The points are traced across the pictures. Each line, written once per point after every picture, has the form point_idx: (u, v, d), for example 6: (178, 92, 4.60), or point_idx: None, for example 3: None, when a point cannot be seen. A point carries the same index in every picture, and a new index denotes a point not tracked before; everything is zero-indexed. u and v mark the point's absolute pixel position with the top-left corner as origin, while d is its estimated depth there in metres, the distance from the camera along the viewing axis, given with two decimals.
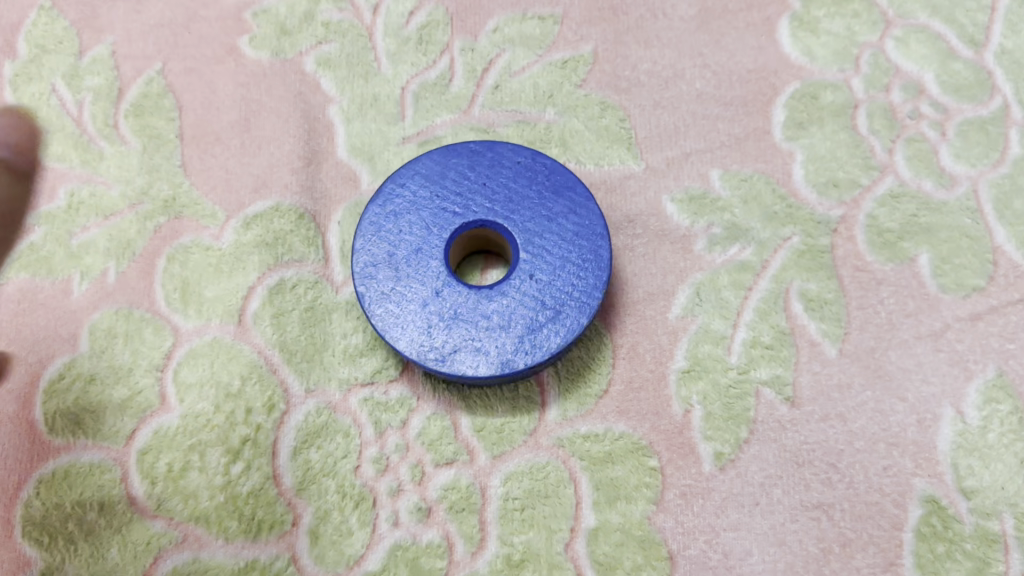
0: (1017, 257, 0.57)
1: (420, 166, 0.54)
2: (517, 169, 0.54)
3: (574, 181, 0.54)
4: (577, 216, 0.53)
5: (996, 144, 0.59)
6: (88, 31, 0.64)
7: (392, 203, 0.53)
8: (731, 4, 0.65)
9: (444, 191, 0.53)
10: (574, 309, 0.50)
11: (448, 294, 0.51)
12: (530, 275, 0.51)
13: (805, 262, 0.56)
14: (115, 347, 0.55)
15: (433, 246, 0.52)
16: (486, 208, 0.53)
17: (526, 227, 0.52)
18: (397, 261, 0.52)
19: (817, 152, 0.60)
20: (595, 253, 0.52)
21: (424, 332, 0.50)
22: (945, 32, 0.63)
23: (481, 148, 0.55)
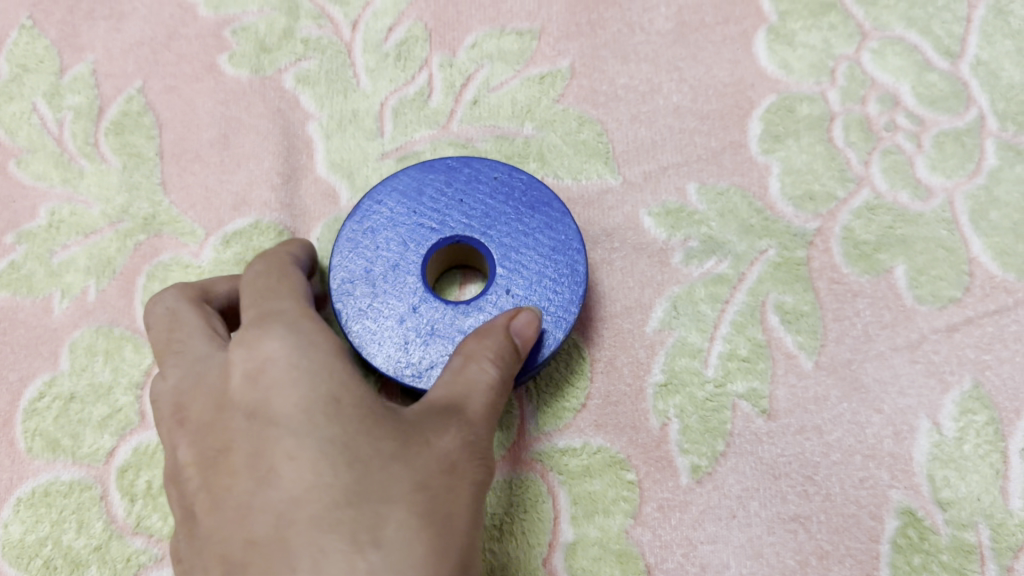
0: (993, 268, 0.57)
1: (397, 182, 0.54)
2: (494, 185, 0.54)
3: (551, 196, 0.54)
4: (553, 231, 0.53)
5: (972, 155, 0.60)
6: (69, 50, 0.64)
7: (369, 218, 0.53)
8: (708, 17, 0.65)
9: (420, 208, 0.53)
10: (550, 324, 0.51)
11: (424, 309, 0.51)
12: (506, 290, 0.51)
13: (781, 275, 0.57)
14: (95, 365, 0.56)
15: (410, 261, 0.52)
16: (463, 223, 0.53)
17: (502, 243, 0.52)
18: (374, 277, 0.52)
19: (794, 165, 0.60)
20: (571, 268, 0.52)
21: (402, 347, 0.50)
22: (920, 43, 0.63)
23: (457, 163, 0.55)
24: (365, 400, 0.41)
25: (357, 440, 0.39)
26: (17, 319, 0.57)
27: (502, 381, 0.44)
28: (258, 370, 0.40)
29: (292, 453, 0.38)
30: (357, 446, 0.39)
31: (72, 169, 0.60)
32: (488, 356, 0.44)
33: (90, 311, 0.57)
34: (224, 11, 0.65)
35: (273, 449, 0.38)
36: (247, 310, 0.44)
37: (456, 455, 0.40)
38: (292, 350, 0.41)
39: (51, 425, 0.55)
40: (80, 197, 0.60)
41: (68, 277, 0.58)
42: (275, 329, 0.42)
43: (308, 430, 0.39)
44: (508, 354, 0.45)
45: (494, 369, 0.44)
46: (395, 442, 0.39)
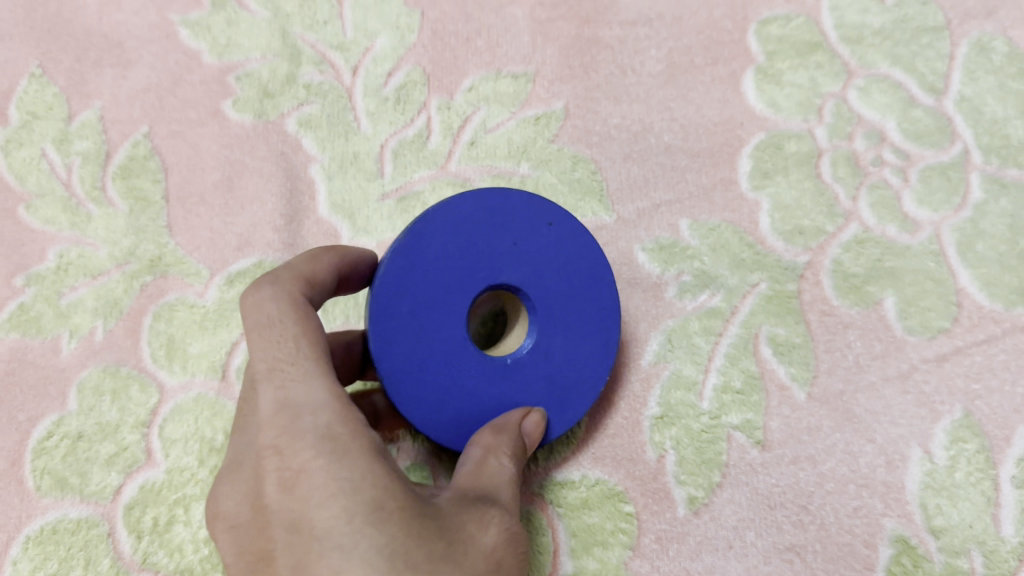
0: (980, 298, 0.58)
1: (451, 214, 0.48)
2: (547, 235, 0.50)
3: (601, 256, 0.52)
4: (596, 295, 0.51)
5: (958, 188, 0.61)
6: (77, 97, 0.66)
7: (417, 254, 0.47)
8: (697, 58, 0.67)
9: (473, 249, 0.48)
10: (580, 393, 0.51)
11: (464, 366, 0.48)
12: (544, 355, 0.50)
13: (772, 308, 0.58)
14: (103, 405, 0.57)
15: (454, 312, 0.48)
16: (513, 278, 0.49)
17: (548, 304, 0.50)
18: (419, 326, 0.47)
19: (783, 201, 0.61)
20: (609, 342, 0.52)
21: (434, 408, 0.48)
22: (905, 80, 0.65)
23: (513, 198, 0.50)
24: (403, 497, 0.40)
25: (404, 543, 0.38)
26: (25, 360, 0.59)
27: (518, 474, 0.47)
28: (294, 479, 0.40)
29: (337, 567, 0.38)
30: (407, 552, 0.38)
31: (80, 213, 0.62)
32: (508, 454, 0.46)
33: (98, 351, 0.58)
34: (228, 58, 0.67)
35: (319, 562, 0.38)
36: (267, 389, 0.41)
37: (500, 553, 0.41)
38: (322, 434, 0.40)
39: (59, 463, 0.56)
40: (88, 241, 0.61)
41: (76, 318, 0.59)
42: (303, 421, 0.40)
43: (351, 541, 0.38)
44: (521, 451, 0.48)
45: (510, 465, 0.46)
46: (443, 542, 0.39)
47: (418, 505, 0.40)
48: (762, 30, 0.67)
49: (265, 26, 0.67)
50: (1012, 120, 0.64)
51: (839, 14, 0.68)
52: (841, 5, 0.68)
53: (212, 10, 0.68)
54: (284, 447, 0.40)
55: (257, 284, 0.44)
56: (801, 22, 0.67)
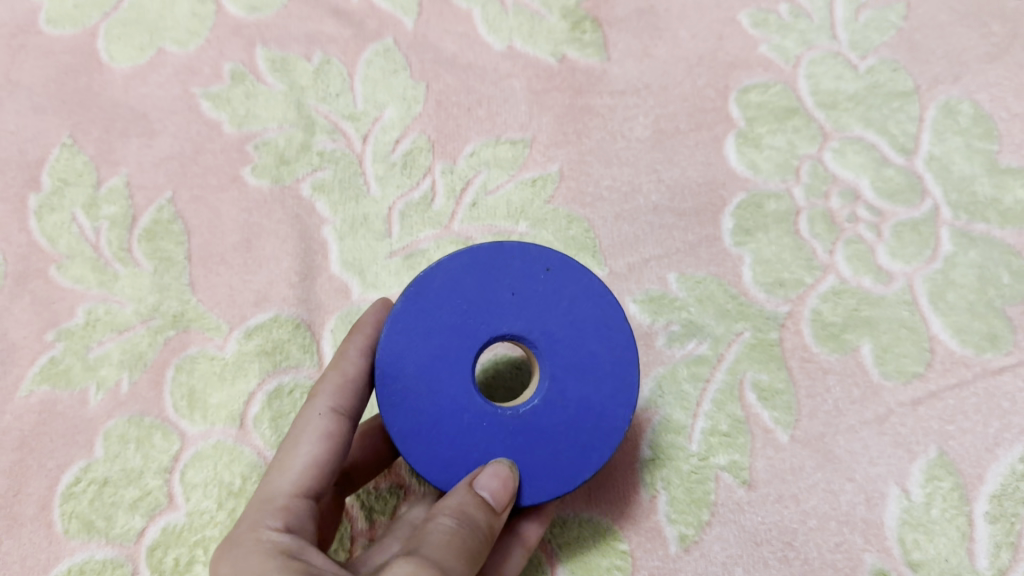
0: (952, 344, 0.62)
1: (444, 275, 0.52)
2: (547, 281, 0.52)
3: (606, 293, 0.52)
4: (607, 334, 0.52)
5: (928, 242, 0.65)
6: (105, 165, 0.71)
7: (416, 316, 0.51)
8: (683, 123, 0.72)
9: (471, 305, 0.51)
10: (598, 435, 0.52)
11: (475, 419, 0.51)
12: (558, 400, 0.51)
13: (756, 355, 0.62)
14: (127, 452, 0.61)
15: (456, 368, 0.51)
16: (514, 328, 0.51)
17: (557, 349, 0.52)
18: (423, 385, 0.51)
19: (764, 255, 0.66)
20: (625, 380, 0.52)
21: (448, 463, 0.50)
22: (878, 142, 0.70)
23: (505, 251, 0.52)
24: None
25: None
26: (55, 410, 0.62)
27: (462, 525, 0.45)
28: None
29: None
30: None
31: (107, 273, 0.66)
32: (447, 512, 0.46)
33: (123, 402, 0.62)
34: (246, 127, 0.72)
35: None
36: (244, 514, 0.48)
37: None
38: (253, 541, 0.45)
39: (86, 507, 0.59)
40: (114, 298, 0.66)
41: (103, 371, 0.63)
42: (237, 533, 0.46)
43: None
44: (470, 504, 0.46)
45: (449, 521, 0.45)
46: None
47: None
48: (743, 97, 0.72)
49: (281, 99, 0.72)
50: (979, 178, 0.68)
51: (815, 81, 0.73)
52: (817, 72, 0.73)
53: (231, 84, 0.73)
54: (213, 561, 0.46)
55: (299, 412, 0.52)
56: (779, 89, 0.72)
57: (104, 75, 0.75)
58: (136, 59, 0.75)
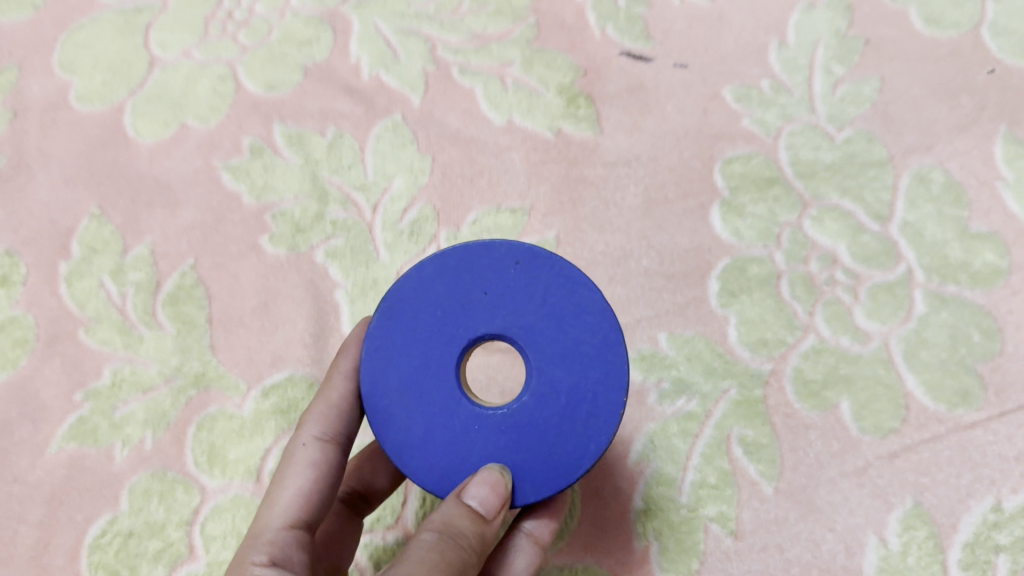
0: (926, 401, 0.66)
1: (415, 287, 0.54)
2: (518, 276, 0.53)
3: (580, 278, 0.53)
4: (587, 316, 0.53)
5: (903, 304, 0.70)
6: (132, 234, 0.76)
7: (394, 329, 0.54)
8: (671, 193, 0.77)
9: (448, 311, 0.54)
10: (593, 421, 0.52)
11: (466, 422, 0.53)
12: (548, 391, 0.52)
13: (742, 411, 0.66)
14: (150, 506, 0.65)
15: (440, 375, 0.53)
16: (493, 326, 0.53)
17: (539, 341, 0.53)
18: (410, 394, 0.53)
19: (748, 316, 0.70)
20: (612, 362, 0.53)
21: (446, 471, 0.53)
22: (854, 209, 0.74)
23: (471, 251, 0.54)
24: None
25: None
26: (83, 466, 0.67)
27: (444, 539, 0.49)
28: None
29: None
30: None
31: (133, 335, 0.71)
32: (431, 528, 0.49)
33: (147, 458, 0.67)
34: (265, 199, 0.77)
35: None
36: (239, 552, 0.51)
37: None
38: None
39: (112, 558, 0.64)
40: (139, 359, 0.70)
41: (128, 429, 0.68)
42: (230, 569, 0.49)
43: None
44: (455, 516, 0.50)
45: (430, 537, 0.49)
46: None
47: None
48: (726, 167, 0.77)
49: (297, 172, 0.77)
50: (950, 243, 0.73)
51: (795, 152, 0.78)
52: (796, 144, 0.78)
53: (250, 158, 0.78)
54: None
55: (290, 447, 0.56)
56: (760, 160, 0.77)
57: (130, 148, 0.80)
58: (160, 134, 0.80)
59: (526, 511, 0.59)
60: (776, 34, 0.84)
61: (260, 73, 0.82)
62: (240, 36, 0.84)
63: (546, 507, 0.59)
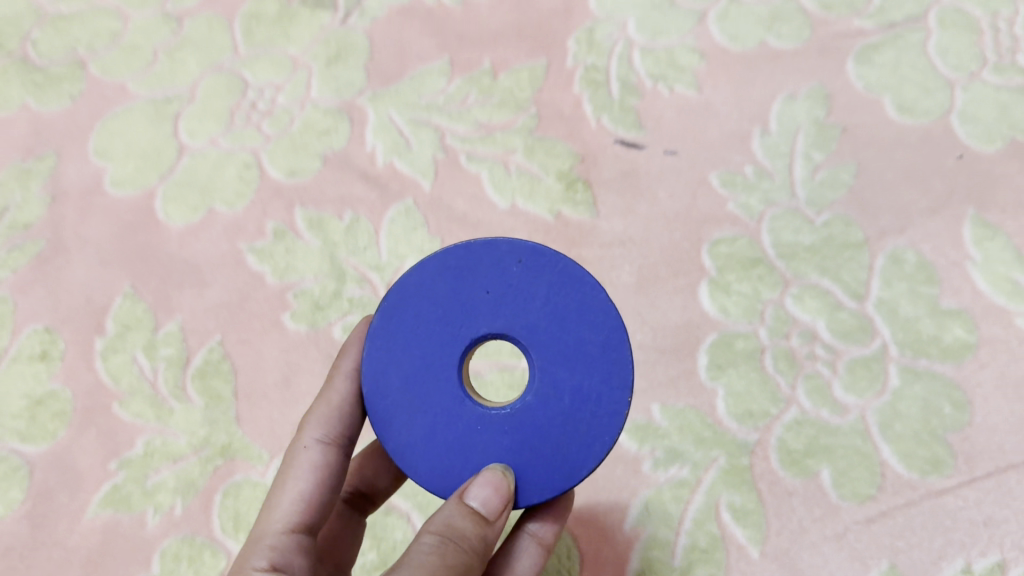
0: (900, 469, 0.72)
1: (417, 288, 0.55)
2: (520, 275, 0.54)
3: (583, 277, 0.54)
4: (591, 316, 0.54)
5: (878, 377, 0.75)
6: (162, 311, 0.82)
7: (395, 332, 0.55)
8: (663, 271, 0.83)
9: (449, 312, 0.55)
10: (598, 420, 0.53)
11: (467, 421, 0.54)
12: (552, 392, 0.54)
13: (730, 479, 0.72)
14: (180, 569, 0.71)
15: (442, 375, 0.55)
16: (495, 326, 0.54)
17: (543, 341, 0.54)
18: (412, 396, 0.55)
19: (735, 389, 0.76)
20: (616, 362, 0.54)
21: (448, 473, 0.54)
22: (833, 288, 0.80)
23: (472, 251, 0.55)
24: None
25: None
26: (117, 531, 0.72)
27: (443, 544, 0.50)
28: None
29: None
30: None
31: (164, 408, 0.76)
32: (432, 532, 0.51)
33: (177, 523, 0.72)
34: (287, 278, 0.83)
35: None
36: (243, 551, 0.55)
37: None
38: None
39: None
40: (169, 430, 0.75)
41: (159, 495, 0.73)
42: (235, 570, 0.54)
43: None
44: (455, 518, 0.51)
45: (430, 541, 0.51)
46: None
47: None
48: (714, 248, 0.83)
49: (317, 253, 0.84)
50: (922, 319, 0.78)
51: (777, 234, 0.83)
52: (778, 226, 0.84)
53: (273, 241, 0.85)
54: None
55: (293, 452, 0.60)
56: (745, 241, 0.83)
57: (161, 231, 0.86)
58: (189, 217, 0.87)
59: (531, 511, 0.61)
60: (759, 123, 0.90)
61: (282, 160, 0.89)
62: (264, 125, 0.91)
63: (549, 510, 0.61)
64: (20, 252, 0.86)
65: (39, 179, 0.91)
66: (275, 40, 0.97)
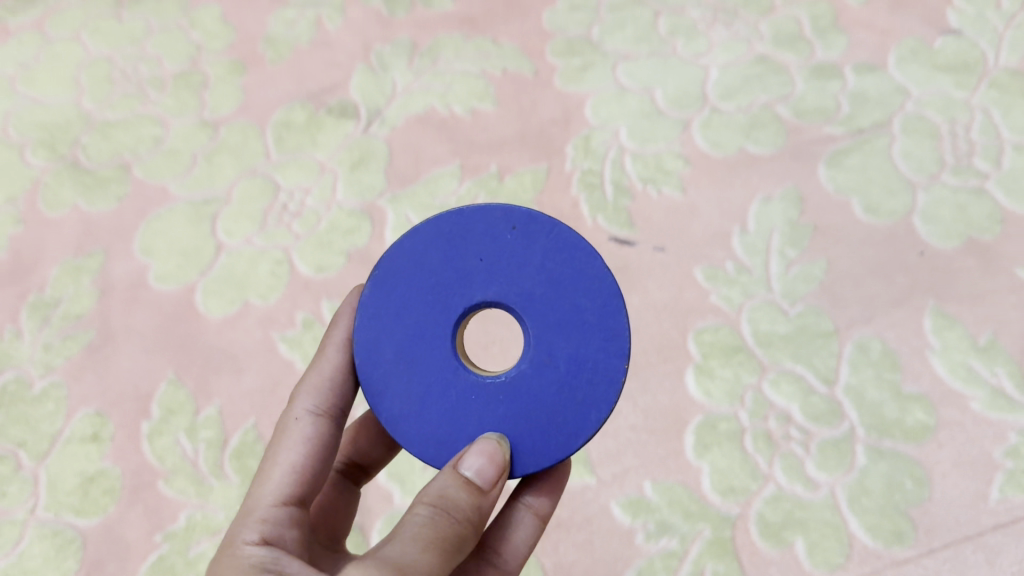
0: (867, 541, 0.81)
1: (417, 258, 0.62)
2: (515, 244, 0.61)
3: (576, 245, 0.61)
4: (585, 283, 0.61)
5: (846, 456, 0.84)
6: (202, 396, 0.91)
7: (395, 301, 0.62)
8: (653, 358, 0.92)
9: (445, 283, 0.62)
10: (594, 383, 0.60)
11: (460, 385, 0.61)
12: (547, 357, 0.60)
13: (714, 550, 0.81)
14: None
15: (437, 343, 0.61)
16: (487, 292, 0.61)
17: (537, 309, 0.60)
18: (412, 362, 0.61)
19: (719, 466, 0.85)
20: (610, 329, 0.60)
21: (442, 440, 0.61)
22: (806, 374, 0.89)
23: (467, 218, 0.62)
24: None
25: None
26: None
27: (438, 513, 0.54)
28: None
29: None
30: None
31: (204, 485, 0.85)
32: (428, 501, 0.55)
33: None
34: None
35: None
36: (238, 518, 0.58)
37: None
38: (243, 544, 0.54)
39: None
40: (209, 505, 0.84)
41: (200, 565, 0.83)
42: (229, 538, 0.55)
43: None
44: (451, 488, 0.55)
45: (425, 510, 0.54)
46: None
47: None
48: (698, 336, 0.93)
49: None
50: (886, 402, 0.87)
51: (755, 324, 0.93)
52: (757, 316, 0.93)
53: (302, 330, 0.94)
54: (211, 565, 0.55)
55: (285, 424, 0.63)
56: (726, 330, 0.93)
57: (201, 323, 0.96)
58: (226, 309, 0.97)
59: (525, 486, 0.67)
60: (738, 222, 1.01)
61: (310, 257, 0.99)
62: (294, 225, 1.01)
63: (541, 483, 0.66)
64: (72, 342, 0.96)
65: (89, 274, 1.01)
66: (303, 147, 1.08)
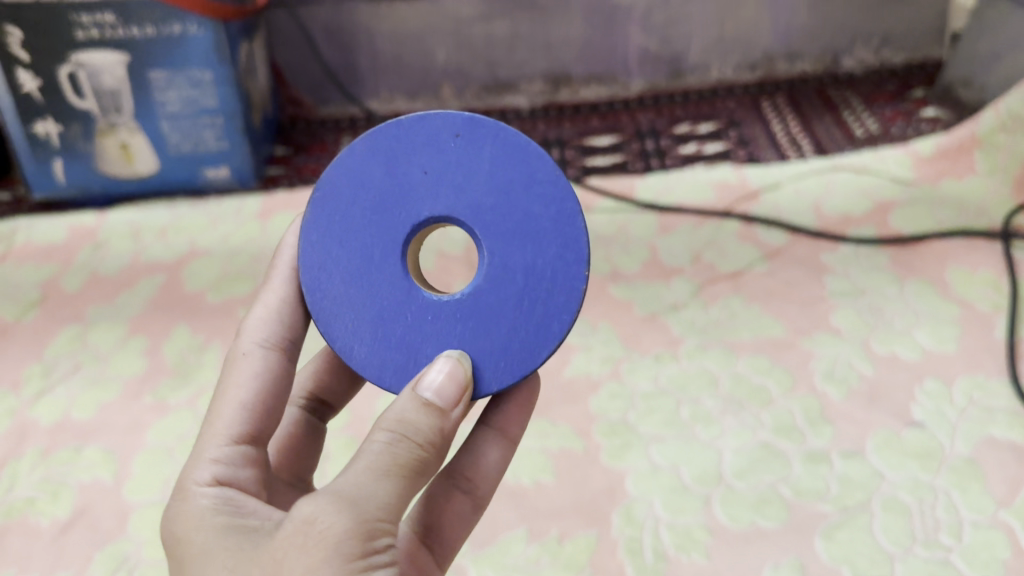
0: None
1: (379, 183, 1.03)
2: (456, 163, 1.01)
3: (510, 154, 1.01)
4: (530, 192, 1.01)
5: None
6: None
7: (371, 226, 1.03)
8: None
9: (407, 203, 1.02)
10: (548, 282, 1.01)
11: (424, 296, 1.03)
12: (504, 266, 1.01)
13: None
14: None
15: (400, 265, 1.03)
16: (436, 208, 1.02)
17: (486, 223, 1.01)
18: (392, 285, 1.03)
19: None
20: (558, 229, 1.01)
21: (420, 355, 1.02)
22: None
23: (416, 142, 1.02)
24: (214, 510, 0.90)
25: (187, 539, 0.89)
26: None
27: (392, 443, 0.87)
28: (181, 491, 0.94)
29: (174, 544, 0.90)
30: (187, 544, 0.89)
31: None
32: (387, 435, 0.88)
33: None
34: None
35: (174, 531, 0.91)
36: (201, 450, 0.97)
37: (298, 521, 0.83)
38: (199, 479, 0.94)
39: None
40: None
41: None
42: (197, 469, 0.95)
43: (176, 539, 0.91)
44: (405, 420, 0.89)
45: (381, 442, 0.87)
46: None
47: (217, 520, 0.89)
48: None
49: None
50: None
51: None
52: None
53: None
54: (184, 479, 0.95)
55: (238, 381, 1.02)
56: None
57: None
58: None
59: (493, 430, 1.09)
60: None
61: None
62: None
63: (498, 423, 1.09)
64: None
65: None
66: None
